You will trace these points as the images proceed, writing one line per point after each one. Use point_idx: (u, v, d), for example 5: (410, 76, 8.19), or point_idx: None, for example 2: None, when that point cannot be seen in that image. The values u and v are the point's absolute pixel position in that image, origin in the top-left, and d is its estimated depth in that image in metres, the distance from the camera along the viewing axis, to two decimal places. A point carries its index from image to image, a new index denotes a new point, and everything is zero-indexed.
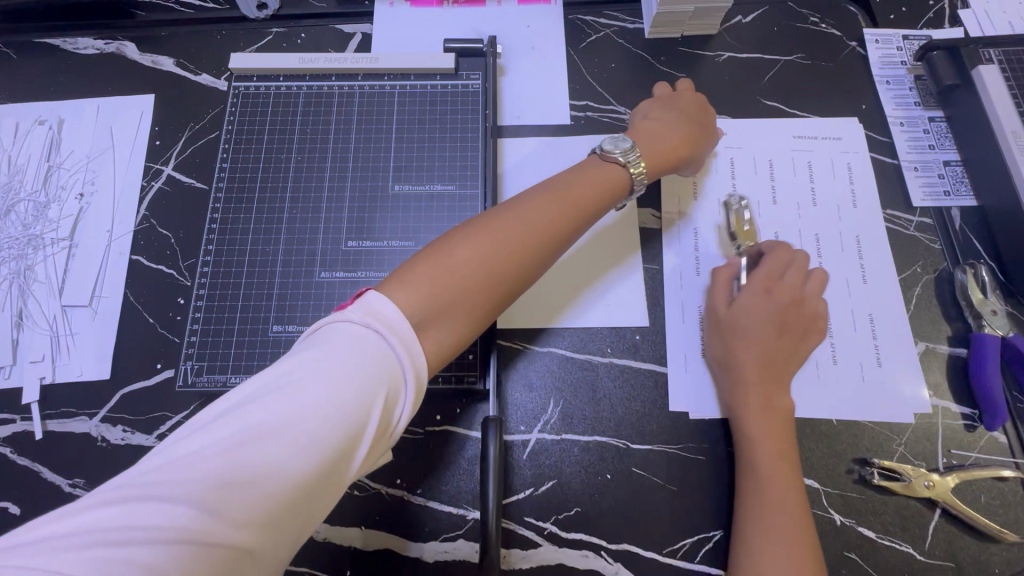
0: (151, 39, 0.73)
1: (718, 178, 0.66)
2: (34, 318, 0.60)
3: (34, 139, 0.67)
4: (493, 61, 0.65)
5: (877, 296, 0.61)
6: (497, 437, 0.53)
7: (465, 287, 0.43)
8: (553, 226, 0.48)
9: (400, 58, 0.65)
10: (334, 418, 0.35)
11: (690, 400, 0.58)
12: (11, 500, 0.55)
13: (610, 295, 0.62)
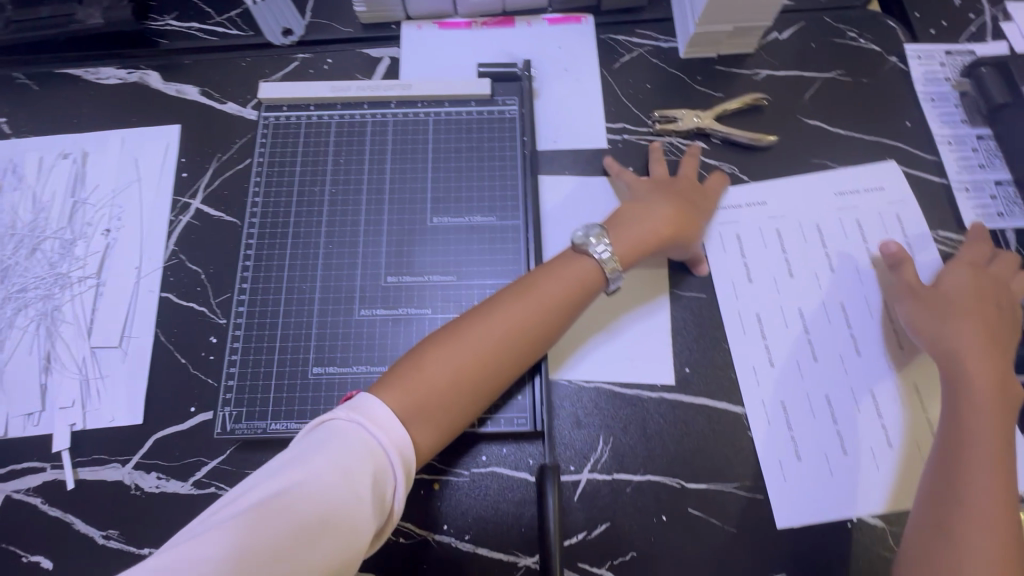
0: (174, 68, 0.71)
1: (765, 250, 0.63)
2: (63, 361, 0.58)
3: (58, 173, 0.66)
4: (530, 86, 0.64)
5: None
6: (555, 487, 0.50)
7: (443, 385, 0.46)
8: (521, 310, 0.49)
9: (434, 84, 0.63)
10: (331, 500, 0.37)
11: (792, 512, 0.54)
12: (43, 554, 0.53)
13: (641, 316, 0.60)
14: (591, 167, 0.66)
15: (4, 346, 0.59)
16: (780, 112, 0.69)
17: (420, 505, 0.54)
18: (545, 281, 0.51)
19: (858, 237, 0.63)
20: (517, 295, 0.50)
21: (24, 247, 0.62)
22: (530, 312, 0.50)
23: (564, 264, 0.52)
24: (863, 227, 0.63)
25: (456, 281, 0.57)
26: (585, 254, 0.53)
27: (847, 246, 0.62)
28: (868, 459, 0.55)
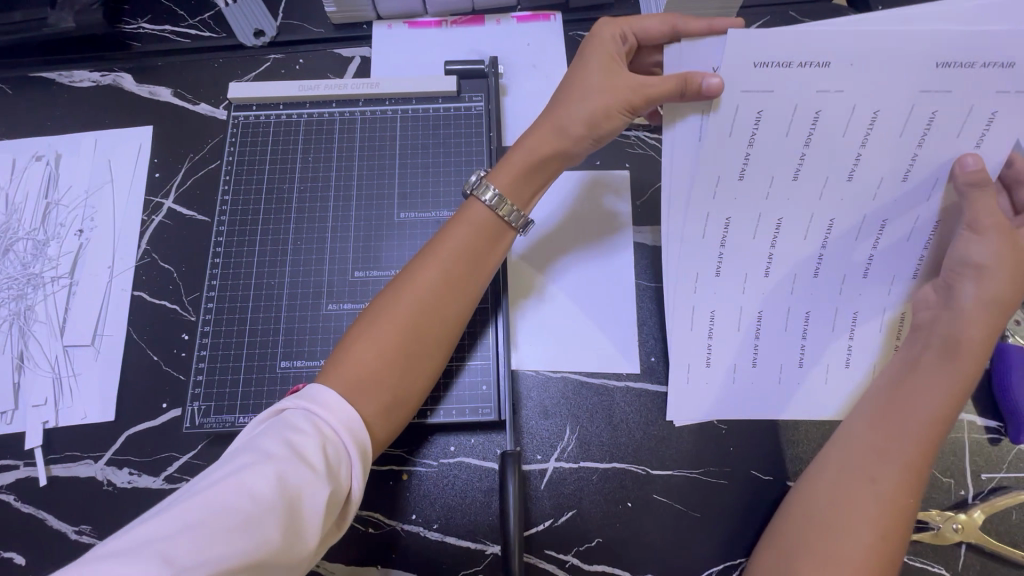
0: (147, 70, 0.72)
1: None
2: (36, 360, 0.59)
3: (31, 175, 0.66)
4: (496, 83, 0.65)
5: None
6: (515, 471, 0.51)
7: (375, 368, 0.46)
8: (444, 281, 0.50)
9: (401, 81, 0.64)
10: (279, 470, 0.39)
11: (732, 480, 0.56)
12: (17, 550, 0.54)
13: (601, 273, 0.62)
14: None
15: None
16: None
17: (390, 496, 0.55)
18: (468, 254, 0.51)
19: None
20: (439, 265, 0.51)
21: None
22: (453, 283, 0.51)
23: (485, 237, 0.52)
24: None
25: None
26: (478, 205, 0.53)
27: None
28: None
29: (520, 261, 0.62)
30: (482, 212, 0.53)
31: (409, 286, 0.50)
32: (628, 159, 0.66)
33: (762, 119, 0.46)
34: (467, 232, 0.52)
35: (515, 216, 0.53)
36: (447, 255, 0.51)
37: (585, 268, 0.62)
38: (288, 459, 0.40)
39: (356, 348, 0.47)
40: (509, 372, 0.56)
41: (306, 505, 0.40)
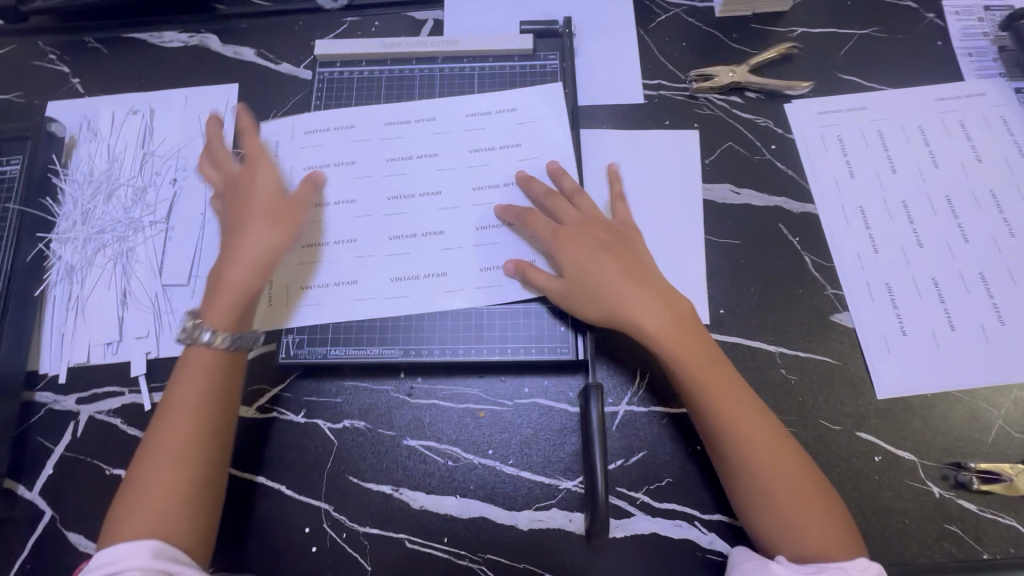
0: (233, 31, 0.76)
1: (788, 184, 0.65)
2: (137, 297, 0.63)
3: (128, 128, 0.70)
4: (570, 42, 0.67)
5: (997, 255, 0.61)
6: (598, 401, 0.52)
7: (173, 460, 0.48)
8: (218, 289, 0.54)
9: (479, 41, 0.68)
10: None
11: (801, 427, 0.57)
12: (125, 468, 0.58)
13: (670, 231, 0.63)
14: (628, 121, 0.68)
15: (85, 282, 0.64)
16: (812, 67, 0.71)
17: (466, 432, 0.58)
18: (211, 364, 0.52)
19: (880, 143, 0.66)
20: (214, 387, 0.51)
21: (99, 194, 0.67)
22: (173, 403, 0.50)
23: (212, 376, 0.52)
24: (887, 135, 0.66)
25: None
26: (196, 347, 0.52)
27: (869, 151, 0.66)
28: (894, 341, 0.58)
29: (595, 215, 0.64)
30: (203, 354, 0.52)
31: (173, 403, 0.50)
32: (696, 119, 0.68)
33: (825, 135, 0.67)
34: (196, 375, 0.51)
35: (225, 339, 0.52)
36: (184, 406, 0.50)
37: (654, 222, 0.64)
38: None
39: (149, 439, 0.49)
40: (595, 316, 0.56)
41: None
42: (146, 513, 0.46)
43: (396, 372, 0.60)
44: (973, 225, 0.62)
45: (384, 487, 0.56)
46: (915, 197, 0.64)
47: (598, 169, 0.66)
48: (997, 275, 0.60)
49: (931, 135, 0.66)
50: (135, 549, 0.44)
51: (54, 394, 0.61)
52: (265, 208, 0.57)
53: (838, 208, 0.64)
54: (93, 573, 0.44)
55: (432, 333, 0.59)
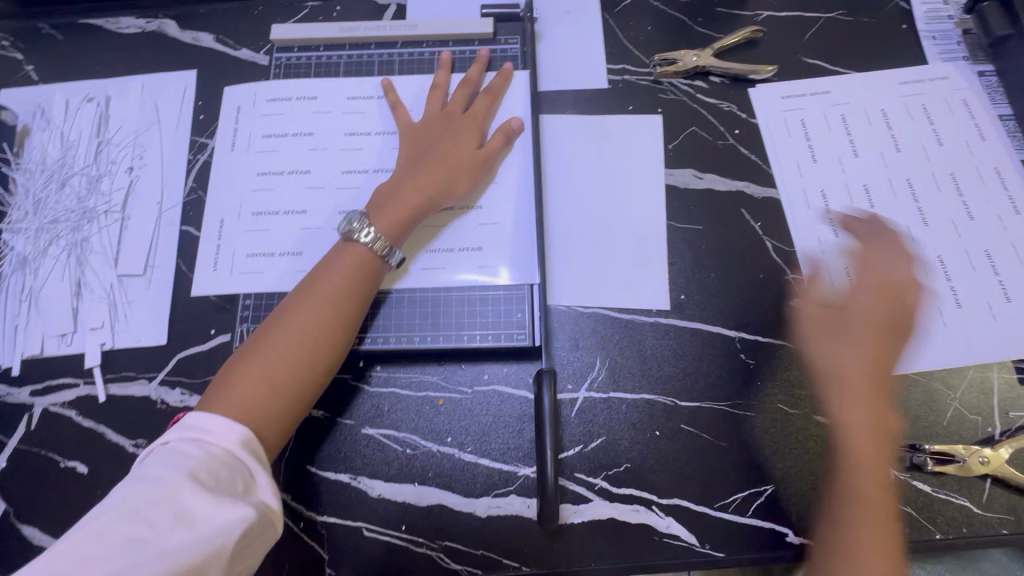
0: (191, 17, 0.74)
1: (751, 169, 0.65)
2: (92, 287, 0.62)
3: (83, 116, 0.69)
4: (532, 27, 0.66)
5: (956, 239, 0.61)
6: (552, 387, 0.51)
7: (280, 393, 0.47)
8: (389, 199, 0.56)
9: (439, 25, 0.67)
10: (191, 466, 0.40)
11: (760, 411, 0.57)
12: (79, 460, 0.57)
13: (632, 216, 0.63)
14: (592, 106, 0.68)
15: (38, 272, 0.62)
16: (777, 51, 0.70)
17: (424, 420, 0.58)
18: (337, 295, 0.51)
19: (843, 127, 0.66)
20: (360, 290, 0.52)
21: (52, 183, 0.66)
22: (278, 354, 0.48)
23: (363, 277, 0.53)
24: (850, 118, 0.66)
25: (475, 212, 0.61)
26: (355, 245, 0.53)
27: (832, 134, 0.66)
28: None
29: (554, 203, 0.64)
30: (361, 253, 0.53)
31: (267, 347, 0.48)
32: (660, 104, 0.68)
33: (786, 119, 0.67)
34: (346, 270, 0.52)
35: (383, 246, 0.54)
36: (246, 375, 0.47)
37: (615, 208, 0.63)
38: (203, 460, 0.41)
39: (236, 383, 0.46)
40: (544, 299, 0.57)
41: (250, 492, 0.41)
42: (254, 380, 0.46)
43: (353, 361, 0.59)
44: (934, 210, 0.62)
45: (342, 475, 0.56)
46: (876, 181, 0.63)
47: (560, 156, 0.65)
48: (955, 259, 0.60)
49: (894, 119, 0.66)
50: (230, 425, 0.43)
51: (8, 386, 0.60)
52: (458, 140, 0.60)
53: (800, 194, 0.64)
54: (179, 444, 0.42)
55: (389, 322, 0.59)
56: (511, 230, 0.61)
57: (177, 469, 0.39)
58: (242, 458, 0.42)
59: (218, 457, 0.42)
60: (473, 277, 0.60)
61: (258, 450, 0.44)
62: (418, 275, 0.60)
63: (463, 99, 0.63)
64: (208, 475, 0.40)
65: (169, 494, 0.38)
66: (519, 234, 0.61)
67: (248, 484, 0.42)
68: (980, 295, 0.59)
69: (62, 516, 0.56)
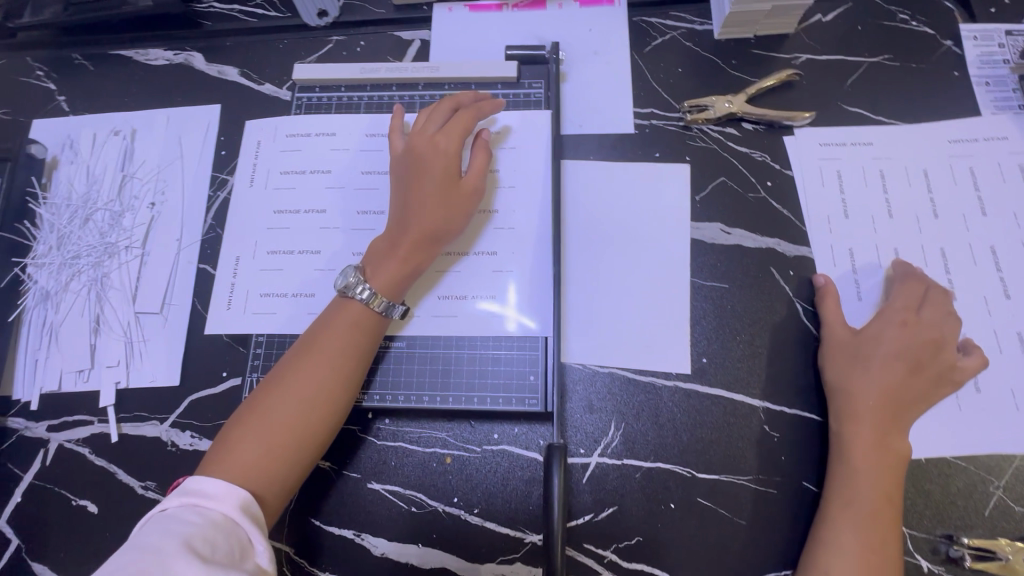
0: (217, 50, 0.74)
1: (783, 224, 0.62)
2: (110, 324, 0.63)
3: (109, 149, 0.70)
4: (556, 68, 0.63)
5: (1004, 310, 0.57)
6: (562, 464, 0.49)
7: (289, 450, 0.46)
8: (385, 255, 0.54)
9: (462, 67, 0.66)
10: (197, 526, 0.39)
11: (782, 488, 0.54)
12: (90, 499, 0.58)
13: (654, 273, 0.60)
14: (616, 153, 0.65)
15: (59, 307, 0.63)
16: (816, 98, 0.66)
17: (431, 477, 0.56)
18: (339, 348, 0.50)
19: (884, 180, 0.62)
20: (362, 346, 0.51)
21: (77, 217, 0.67)
22: (282, 416, 0.47)
23: (363, 334, 0.52)
24: (892, 172, 0.62)
25: (491, 259, 0.60)
26: (352, 302, 0.52)
27: (872, 188, 0.62)
28: None
29: (574, 254, 0.61)
30: (359, 311, 0.52)
31: (268, 408, 0.47)
32: (689, 152, 0.65)
33: (823, 169, 0.63)
34: (344, 325, 0.51)
35: (382, 303, 0.52)
36: (247, 436, 0.46)
37: (636, 263, 0.61)
38: (206, 524, 0.40)
39: (237, 447, 0.45)
40: (557, 358, 0.54)
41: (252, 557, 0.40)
42: (258, 443, 0.45)
43: (362, 417, 0.58)
44: (967, 279, 0.58)
45: (345, 532, 0.55)
46: (918, 242, 0.60)
47: (581, 204, 0.63)
48: (983, 337, 0.56)
49: (909, 165, 0.62)
50: (231, 488, 0.42)
51: (26, 420, 0.61)
52: (437, 177, 0.55)
53: (829, 252, 0.60)
54: (176, 510, 0.40)
55: (399, 379, 0.57)
56: (528, 283, 0.59)
57: (176, 532, 0.38)
58: (241, 525, 0.41)
59: (217, 522, 0.40)
60: (488, 305, 0.58)
61: (258, 516, 0.43)
62: (428, 324, 0.58)
63: (440, 119, 0.58)
64: (207, 540, 0.38)
65: (171, 551, 0.36)
66: (537, 285, 0.59)
67: (246, 551, 0.40)
68: (1004, 380, 0.55)
69: (71, 555, 0.56)
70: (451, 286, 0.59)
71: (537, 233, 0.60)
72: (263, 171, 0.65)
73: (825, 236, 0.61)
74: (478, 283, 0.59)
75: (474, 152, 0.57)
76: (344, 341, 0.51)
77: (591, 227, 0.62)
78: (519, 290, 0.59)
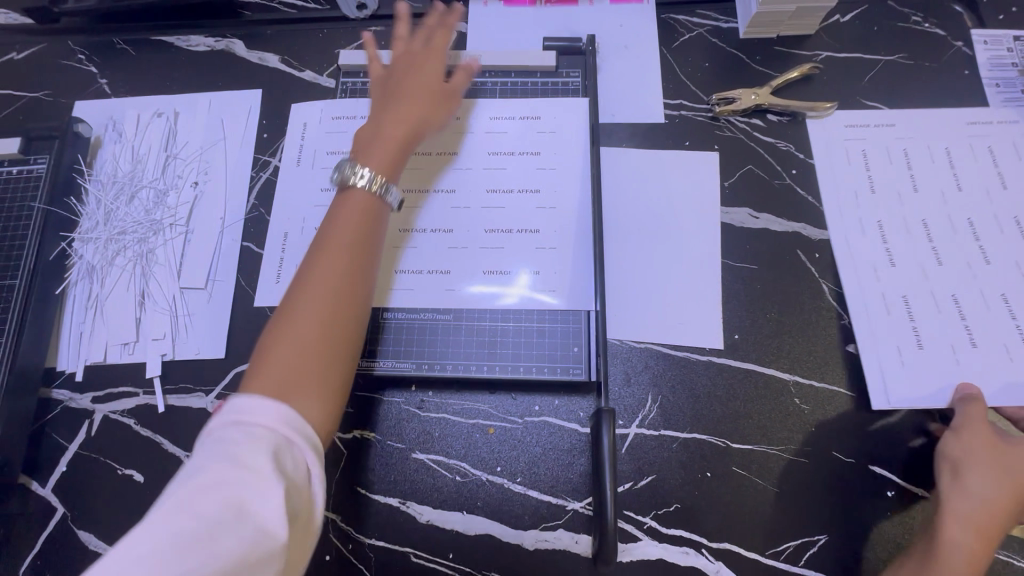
0: (258, 37, 0.76)
1: (802, 208, 0.65)
2: (155, 298, 0.64)
3: (152, 130, 0.71)
4: (593, 61, 0.65)
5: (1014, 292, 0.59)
6: (611, 430, 0.51)
7: (320, 359, 0.44)
8: (371, 142, 0.55)
9: (501, 56, 0.69)
10: (238, 449, 0.37)
11: (813, 457, 0.56)
12: (135, 469, 0.59)
13: (686, 255, 0.63)
14: (647, 140, 0.68)
15: (105, 281, 0.65)
16: (836, 92, 0.70)
17: (474, 449, 0.58)
18: (348, 244, 0.49)
19: (909, 169, 0.65)
20: (366, 238, 0.50)
21: (123, 195, 0.68)
22: (314, 321, 0.45)
23: (371, 224, 0.51)
24: (917, 160, 0.65)
25: (534, 237, 0.62)
26: (354, 193, 0.51)
27: (895, 174, 0.65)
28: (909, 369, 0.58)
29: (611, 236, 0.64)
30: (361, 198, 0.51)
31: (296, 314, 0.45)
32: (717, 141, 0.68)
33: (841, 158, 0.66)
34: (351, 219, 0.50)
35: (380, 185, 0.52)
36: (280, 347, 0.44)
37: (670, 244, 0.63)
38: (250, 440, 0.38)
39: (270, 357, 0.43)
40: (601, 335, 0.56)
41: (300, 472, 0.39)
42: (291, 353, 0.44)
43: (408, 388, 0.60)
44: (977, 267, 0.60)
45: (391, 500, 0.56)
46: (940, 226, 0.62)
47: (615, 187, 0.66)
48: (985, 324, 0.58)
49: (929, 155, 0.66)
50: (264, 402, 0.40)
51: (70, 391, 0.62)
52: (416, 85, 0.59)
53: (845, 236, 0.63)
54: (218, 428, 0.39)
55: (445, 349, 0.60)
56: (573, 261, 0.61)
57: (220, 458, 0.37)
58: (283, 433, 0.40)
59: (257, 438, 0.38)
60: (480, 288, 0.61)
61: (302, 422, 0.41)
62: (463, 295, 0.61)
63: (416, 41, 0.63)
64: (249, 455, 0.37)
65: (216, 485, 0.36)
66: (577, 260, 0.61)
67: (291, 455, 0.39)
68: (1003, 365, 0.57)
69: (118, 523, 0.57)
70: (464, 271, 0.62)
71: (575, 215, 0.63)
72: (308, 151, 0.68)
73: (848, 219, 0.64)
74: (495, 262, 0.62)
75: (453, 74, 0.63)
76: (352, 237, 0.49)
77: (627, 210, 0.65)
78: (531, 281, 0.61)
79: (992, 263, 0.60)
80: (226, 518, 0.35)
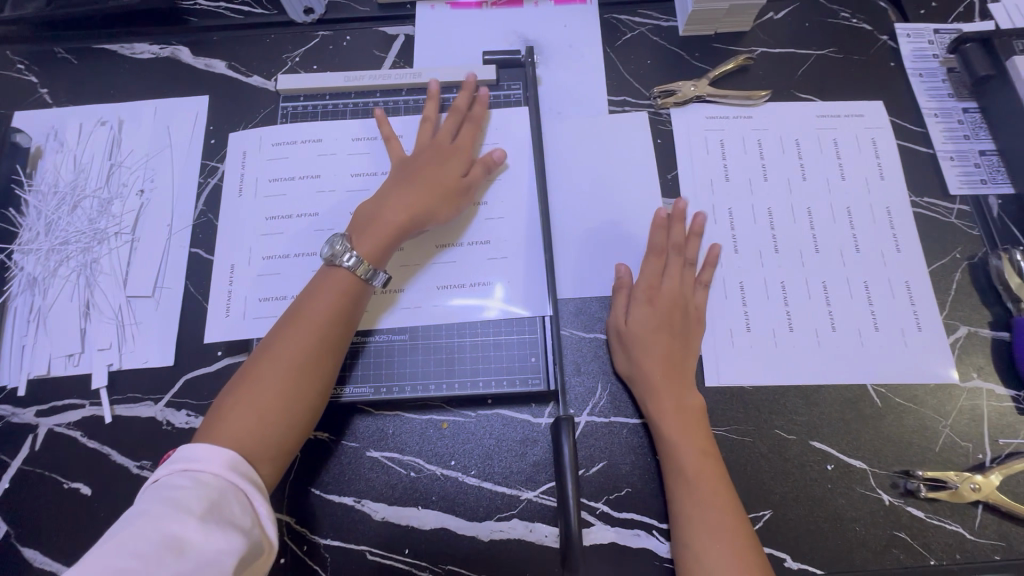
0: (204, 43, 0.76)
1: (735, 188, 0.67)
2: (100, 308, 0.63)
3: (96, 139, 0.70)
4: (532, 71, 0.68)
5: (912, 263, 0.64)
6: (570, 436, 0.52)
7: (274, 428, 0.47)
8: (366, 225, 0.57)
9: (444, 72, 0.70)
10: (186, 491, 0.40)
11: (756, 435, 0.58)
12: (82, 482, 0.57)
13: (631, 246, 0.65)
14: (592, 135, 0.70)
15: (47, 293, 0.63)
16: (771, 85, 0.73)
17: (428, 443, 0.58)
18: (320, 324, 0.51)
19: (833, 151, 0.69)
20: (342, 316, 0.53)
21: (65, 204, 0.67)
22: (275, 391, 0.48)
23: (349, 300, 0.53)
24: (839, 143, 0.69)
25: (484, 239, 0.63)
26: (338, 270, 0.54)
27: (820, 156, 0.69)
28: (823, 335, 0.61)
29: (558, 230, 0.65)
30: (345, 277, 0.53)
31: (258, 381, 0.48)
32: (659, 135, 0.70)
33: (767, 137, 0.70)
34: (328, 296, 0.52)
35: (366, 268, 0.54)
36: (237, 408, 0.47)
37: (615, 236, 0.65)
38: (199, 485, 0.41)
39: (226, 417, 0.46)
40: (555, 334, 0.58)
41: (247, 516, 0.42)
42: (246, 414, 0.46)
43: (366, 409, 0.59)
44: (883, 235, 0.65)
45: (345, 499, 0.56)
46: (858, 204, 0.66)
47: (562, 183, 0.67)
48: (893, 293, 0.63)
49: (849, 137, 0.69)
50: (215, 452, 0.43)
51: (13, 406, 0.60)
52: (422, 176, 0.60)
53: (770, 210, 0.66)
54: (168, 477, 0.42)
55: (406, 370, 0.60)
56: (522, 258, 0.63)
57: (165, 501, 0.39)
58: (232, 481, 0.42)
59: (206, 485, 0.41)
60: (462, 301, 0.62)
61: (251, 475, 0.44)
62: (442, 311, 0.61)
63: (451, 129, 0.64)
64: (198, 498, 0.40)
65: (162, 522, 0.38)
66: (526, 256, 0.63)
67: (240, 502, 0.42)
68: (905, 328, 0.61)
69: (63, 539, 0.56)
70: (443, 278, 0.62)
71: (522, 212, 0.65)
72: (254, 178, 0.67)
73: (773, 195, 0.67)
74: (461, 264, 0.63)
75: (472, 165, 0.63)
76: (328, 318, 0.52)
77: (573, 204, 0.66)
78: (505, 292, 0.62)
79: (896, 232, 0.65)
80: (160, 553, 0.37)
